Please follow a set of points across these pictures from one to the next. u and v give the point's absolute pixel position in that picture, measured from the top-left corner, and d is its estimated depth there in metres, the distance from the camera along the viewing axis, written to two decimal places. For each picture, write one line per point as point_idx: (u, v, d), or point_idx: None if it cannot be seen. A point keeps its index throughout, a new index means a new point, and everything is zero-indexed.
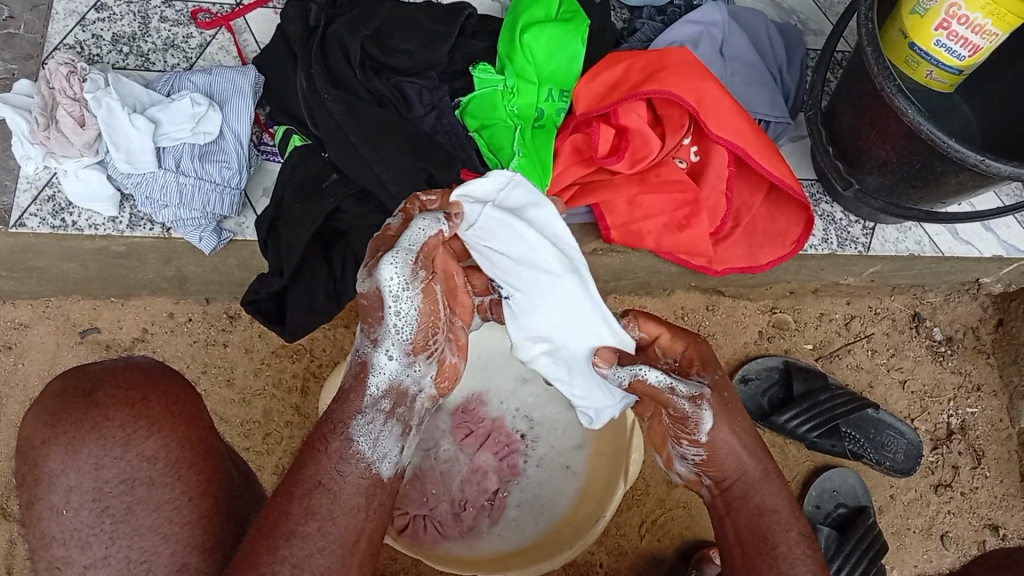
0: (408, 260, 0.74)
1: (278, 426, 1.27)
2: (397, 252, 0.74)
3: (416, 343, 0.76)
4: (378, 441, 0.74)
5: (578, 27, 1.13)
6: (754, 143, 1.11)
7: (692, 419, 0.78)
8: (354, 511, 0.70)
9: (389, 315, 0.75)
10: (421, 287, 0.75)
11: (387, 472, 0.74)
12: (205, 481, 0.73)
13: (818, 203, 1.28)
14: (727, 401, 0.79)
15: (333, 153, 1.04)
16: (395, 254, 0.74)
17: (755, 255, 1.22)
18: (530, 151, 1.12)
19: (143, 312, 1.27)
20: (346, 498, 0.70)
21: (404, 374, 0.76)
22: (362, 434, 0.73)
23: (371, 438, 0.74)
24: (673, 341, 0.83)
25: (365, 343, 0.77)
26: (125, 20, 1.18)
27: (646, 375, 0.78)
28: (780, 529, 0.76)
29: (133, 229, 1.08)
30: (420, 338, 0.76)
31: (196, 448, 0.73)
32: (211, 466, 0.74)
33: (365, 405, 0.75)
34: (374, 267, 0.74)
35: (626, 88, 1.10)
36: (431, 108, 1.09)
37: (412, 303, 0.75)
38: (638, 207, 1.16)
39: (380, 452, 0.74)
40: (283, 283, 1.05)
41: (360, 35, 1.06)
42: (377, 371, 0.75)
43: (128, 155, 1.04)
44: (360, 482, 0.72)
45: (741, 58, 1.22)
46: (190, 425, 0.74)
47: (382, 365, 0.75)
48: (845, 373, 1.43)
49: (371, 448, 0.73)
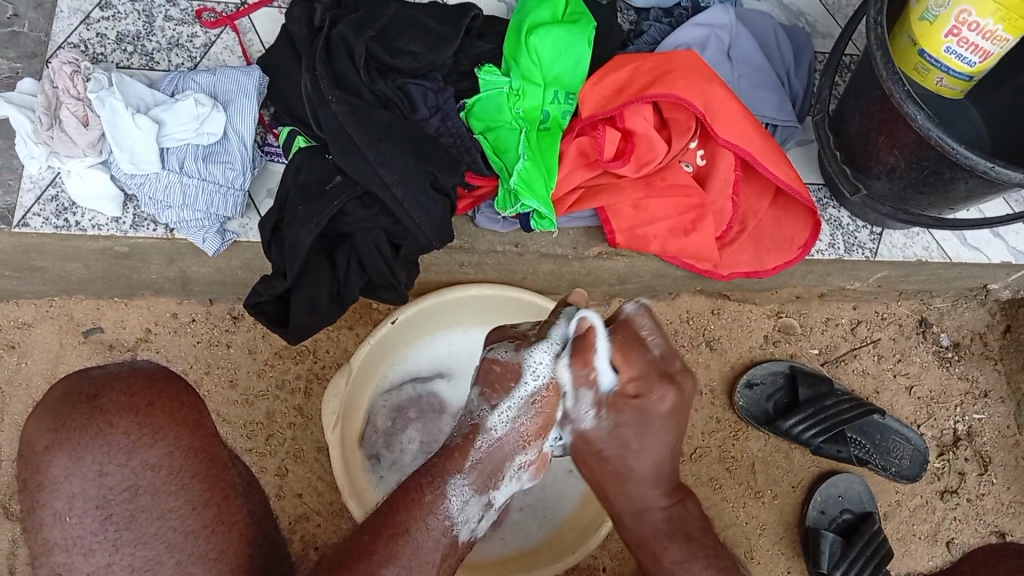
0: (555, 353, 0.89)
1: (282, 428, 1.26)
2: (550, 342, 0.89)
3: (529, 426, 0.88)
4: (466, 504, 0.84)
5: (584, 28, 1.13)
6: (761, 147, 1.11)
7: (589, 391, 0.89)
8: (432, 565, 0.79)
9: (522, 386, 0.88)
10: (555, 381, 0.89)
11: (464, 534, 0.84)
12: (210, 489, 0.72)
13: (825, 208, 1.27)
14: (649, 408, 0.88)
15: (336, 155, 1.01)
16: (547, 343, 0.89)
17: (762, 260, 1.22)
18: (535, 153, 1.10)
19: (146, 312, 1.27)
20: (426, 551, 0.79)
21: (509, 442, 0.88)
22: (455, 494, 0.83)
23: (461, 499, 0.84)
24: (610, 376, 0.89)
25: (481, 406, 0.88)
26: (129, 18, 1.18)
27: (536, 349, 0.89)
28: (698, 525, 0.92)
29: (136, 230, 1.08)
30: (534, 423, 0.89)
31: (207, 459, 0.73)
32: (215, 475, 0.73)
33: (465, 467, 0.85)
34: (523, 346, 0.90)
35: (634, 92, 1.10)
36: (435, 110, 1.09)
37: (538, 389, 0.88)
38: (645, 211, 1.15)
39: (464, 514, 0.83)
40: (286, 285, 1.03)
41: (364, 36, 1.05)
42: (489, 432, 0.87)
43: (131, 155, 1.03)
44: (440, 539, 0.81)
45: (749, 61, 1.22)
46: (192, 433, 0.73)
47: (494, 427, 0.87)
48: (851, 379, 1.43)
49: (459, 508, 0.83)
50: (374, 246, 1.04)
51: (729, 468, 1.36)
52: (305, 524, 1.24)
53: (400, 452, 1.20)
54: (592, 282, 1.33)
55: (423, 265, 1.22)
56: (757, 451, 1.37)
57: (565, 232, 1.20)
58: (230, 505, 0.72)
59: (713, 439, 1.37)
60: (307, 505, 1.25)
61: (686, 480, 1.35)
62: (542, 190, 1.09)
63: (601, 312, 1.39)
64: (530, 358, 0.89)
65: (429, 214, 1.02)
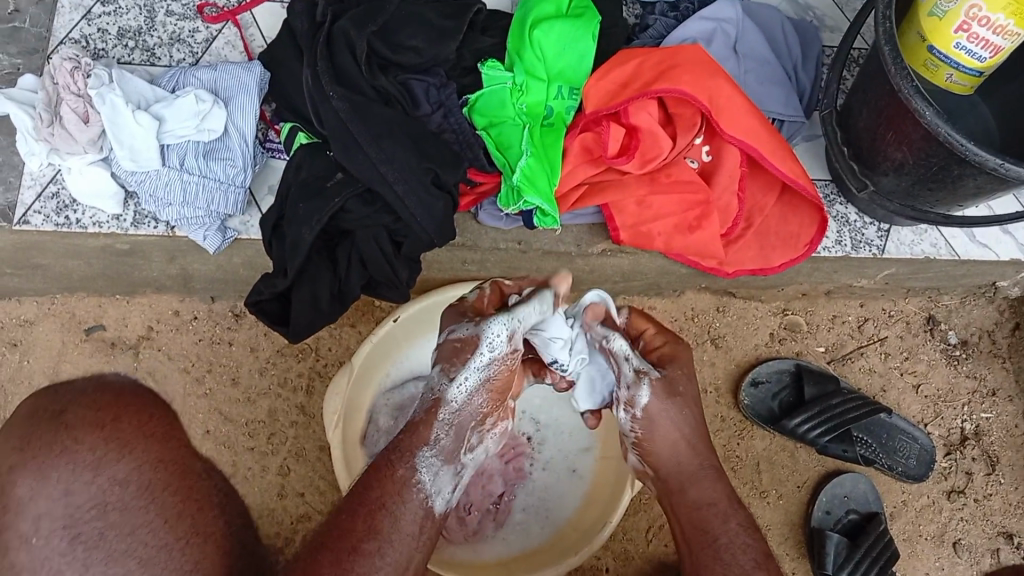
0: (514, 327, 0.90)
1: (284, 427, 1.26)
2: (509, 318, 0.90)
3: (487, 406, 0.91)
4: (436, 476, 0.86)
5: (589, 22, 1.14)
6: (767, 143, 1.11)
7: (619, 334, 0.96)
8: (410, 537, 0.81)
9: (478, 359, 0.89)
10: (509, 353, 0.91)
11: (438, 506, 0.86)
12: (185, 501, 0.45)
13: (831, 204, 1.26)
14: (674, 388, 0.93)
15: (337, 152, 0.98)
16: (506, 318, 0.90)
17: (767, 257, 1.22)
18: (539, 150, 1.09)
19: (148, 310, 1.27)
20: (408, 525, 0.82)
21: (470, 414, 0.90)
22: (425, 466, 0.85)
23: (432, 472, 0.85)
24: (655, 336, 0.98)
25: (441, 379, 0.90)
26: (131, 14, 1.17)
27: (491, 325, 0.90)
28: (721, 522, 0.88)
29: (137, 227, 1.07)
30: (490, 399, 0.91)
31: (191, 470, 0.45)
32: (192, 480, 0.45)
33: (431, 440, 0.87)
34: (483, 322, 0.91)
35: (638, 87, 1.09)
36: (437, 106, 1.07)
37: (495, 363, 0.90)
38: (648, 208, 1.14)
39: (436, 486, 0.85)
40: (287, 283, 1.02)
41: (367, 32, 1.02)
42: (450, 402, 0.89)
43: (132, 151, 1.02)
44: (417, 512, 0.83)
45: (755, 55, 1.20)
46: (165, 442, 0.44)
47: (455, 397, 0.89)
48: (857, 377, 1.42)
49: (431, 481, 0.85)
50: (376, 242, 1.03)
51: (733, 467, 1.35)
52: (307, 524, 1.24)
53: None
54: (595, 282, 1.31)
55: (425, 263, 1.20)
56: (761, 450, 1.36)
57: (568, 229, 1.19)
58: (191, 531, 0.46)
59: (718, 438, 1.36)
60: (309, 505, 1.24)
61: None
62: (545, 188, 1.08)
63: None
64: (487, 332, 0.90)
65: (431, 212, 1.00)
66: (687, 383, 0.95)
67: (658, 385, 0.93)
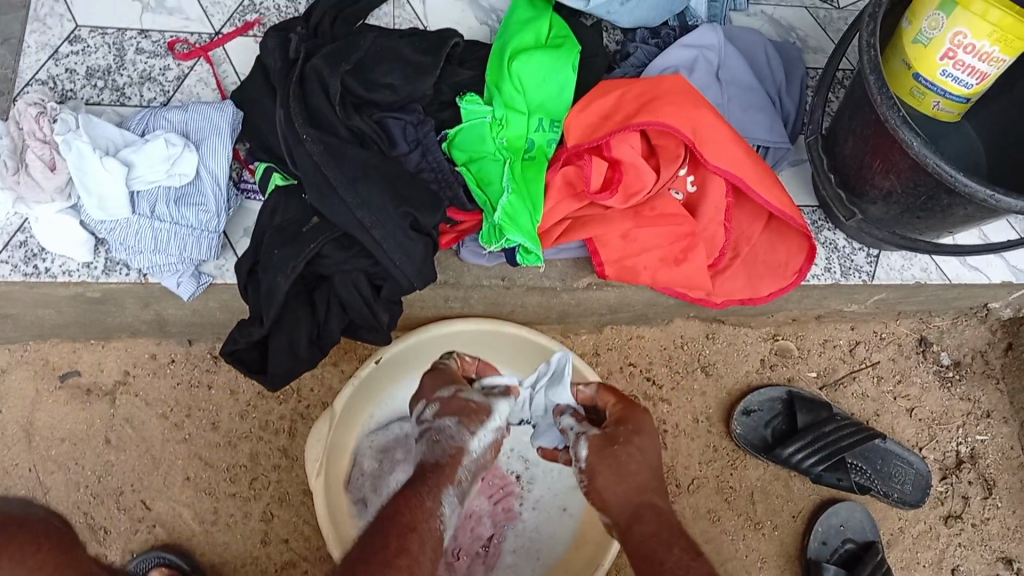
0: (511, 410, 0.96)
1: (266, 470, 1.23)
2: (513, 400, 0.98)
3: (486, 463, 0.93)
4: (453, 511, 0.87)
5: (569, 52, 1.13)
6: (752, 172, 1.09)
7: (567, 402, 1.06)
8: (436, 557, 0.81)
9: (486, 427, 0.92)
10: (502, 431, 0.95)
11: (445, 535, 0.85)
12: None
13: (819, 230, 1.24)
14: (613, 442, 0.90)
15: (311, 197, 0.95)
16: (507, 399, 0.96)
17: (756, 286, 1.19)
18: (520, 186, 1.07)
19: (123, 355, 1.23)
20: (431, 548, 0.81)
21: (479, 466, 0.92)
22: (450, 504, 0.86)
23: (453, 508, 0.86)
24: (620, 407, 0.96)
25: (457, 430, 0.90)
26: (100, 53, 1.15)
27: (496, 402, 0.95)
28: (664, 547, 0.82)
29: (108, 275, 1.04)
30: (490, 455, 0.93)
31: None
32: None
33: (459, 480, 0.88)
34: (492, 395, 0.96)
35: (620, 119, 1.07)
36: (415, 144, 1.04)
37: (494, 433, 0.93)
38: (633, 241, 1.12)
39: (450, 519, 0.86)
40: (263, 331, 0.99)
41: (340, 70, 1.00)
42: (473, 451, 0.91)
43: (100, 200, 0.98)
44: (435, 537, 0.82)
45: (739, 82, 1.19)
46: None
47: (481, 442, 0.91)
48: (850, 402, 1.40)
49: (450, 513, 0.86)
50: (354, 286, 1.00)
51: (726, 498, 1.32)
52: (292, 572, 1.21)
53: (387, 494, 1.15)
54: (581, 314, 1.29)
55: (406, 302, 1.17)
56: (755, 480, 1.34)
57: (552, 263, 1.16)
58: None
59: (711, 469, 1.34)
60: (294, 551, 1.22)
61: (684, 512, 1.31)
62: (527, 225, 1.05)
63: (593, 340, 1.35)
64: (496, 405, 0.95)
65: (409, 256, 0.97)
66: (639, 442, 0.91)
67: (603, 439, 0.91)
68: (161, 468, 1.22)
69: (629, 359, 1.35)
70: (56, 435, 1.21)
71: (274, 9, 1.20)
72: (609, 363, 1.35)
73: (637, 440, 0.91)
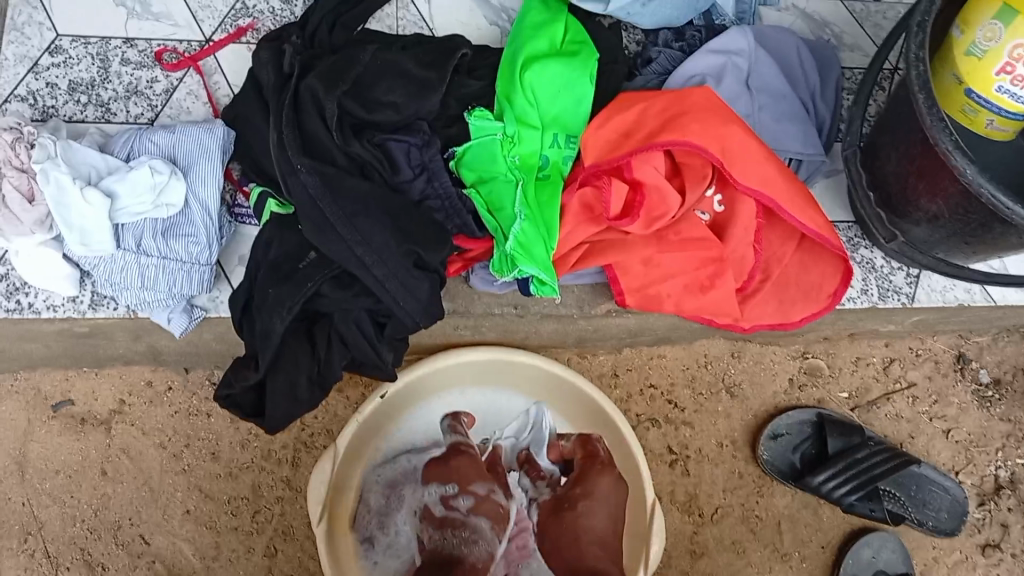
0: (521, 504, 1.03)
1: (269, 503, 1.18)
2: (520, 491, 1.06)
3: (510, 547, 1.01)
4: None
5: (585, 62, 1.04)
6: (785, 192, 1.00)
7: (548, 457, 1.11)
8: None
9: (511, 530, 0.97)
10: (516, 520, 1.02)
11: None
12: None
13: (856, 247, 1.15)
14: (564, 505, 0.97)
15: (308, 232, 0.88)
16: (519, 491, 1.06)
17: (787, 312, 1.11)
18: (533, 210, 0.99)
19: (118, 383, 1.17)
20: None
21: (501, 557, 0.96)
22: None
23: None
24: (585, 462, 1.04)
25: (485, 526, 0.94)
26: (82, 64, 1.07)
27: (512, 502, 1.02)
28: None
29: (95, 310, 0.98)
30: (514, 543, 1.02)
31: None
32: None
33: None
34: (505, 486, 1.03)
35: (642, 137, 0.98)
36: (420, 169, 0.96)
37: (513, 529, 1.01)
38: (656, 267, 1.04)
39: None
40: (258, 376, 0.92)
41: (338, 91, 0.91)
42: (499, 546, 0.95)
43: (82, 233, 0.91)
44: None
45: (771, 89, 1.09)
46: None
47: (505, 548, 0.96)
48: (883, 424, 1.32)
49: None
50: (355, 325, 0.94)
51: (753, 528, 1.26)
52: None
53: (396, 535, 1.09)
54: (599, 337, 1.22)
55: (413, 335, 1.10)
56: (782, 508, 1.28)
57: (569, 288, 1.09)
58: None
59: (735, 497, 1.27)
60: None
61: (707, 544, 1.25)
62: (541, 255, 0.98)
63: (611, 361, 1.28)
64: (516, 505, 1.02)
65: (414, 294, 0.89)
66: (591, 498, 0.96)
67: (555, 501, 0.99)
68: (160, 501, 1.17)
69: (649, 381, 1.28)
70: (50, 467, 1.16)
71: (268, 13, 1.11)
72: (628, 386, 1.28)
73: (583, 504, 0.95)
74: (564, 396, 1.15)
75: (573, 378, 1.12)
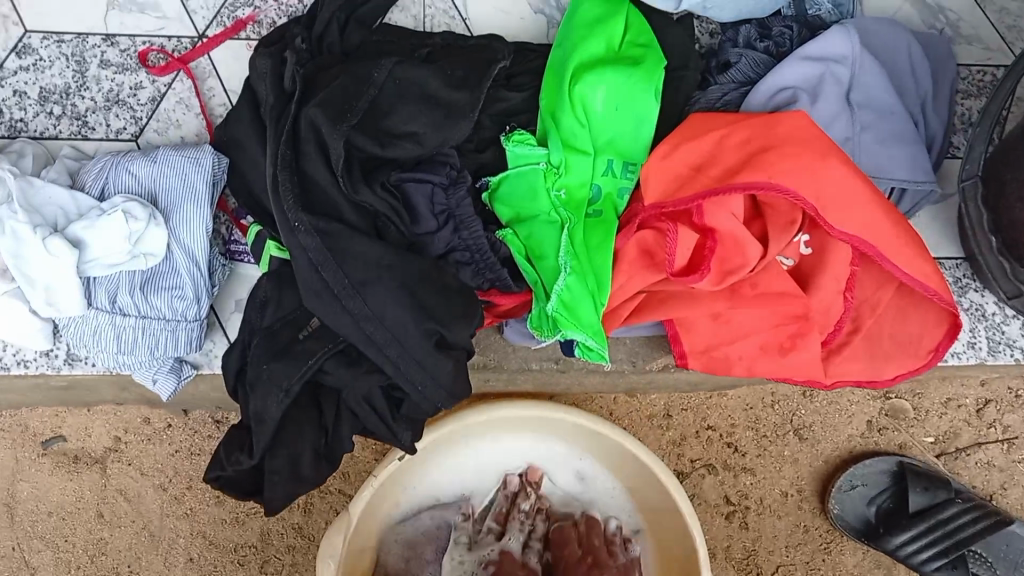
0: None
1: (279, 552, 1.07)
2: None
3: None
4: None
5: (651, 72, 0.85)
6: (891, 240, 0.80)
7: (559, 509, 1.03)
8: None
9: None
10: None
11: None
12: None
13: (965, 291, 0.98)
14: None
15: (309, 300, 0.73)
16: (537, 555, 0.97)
17: (877, 370, 0.93)
18: (581, 260, 0.82)
19: (113, 419, 1.06)
20: None
21: None
22: None
23: None
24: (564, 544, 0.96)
25: None
26: (55, 68, 0.91)
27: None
28: None
29: (72, 366, 0.86)
30: None
31: None
32: None
33: None
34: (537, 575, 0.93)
35: (717, 175, 0.80)
36: (444, 215, 0.80)
37: None
38: (726, 324, 0.89)
39: None
40: (253, 463, 0.80)
41: (346, 126, 0.74)
42: None
43: (47, 292, 0.77)
44: None
45: (876, 105, 0.88)
46: None
47: None
48: (972, 473, 1.16)
49: None
50: (368, 403, 0.79)
51: None
52: None
53: None
54: (652, 385, 1.06)
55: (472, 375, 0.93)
56: (852, 567, 1.15)
57: (620, 339, 0.95)
58: None
59: (799, 554, 1.14)
60: None
61: None
62: (588, 318, 0.82)
63: (664, 400, 1.13)
64: None
65: (435, 379, 0.75)
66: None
67: None
68: (161, 548, 1.07)
69: (707, 423, 1.14)
70: (42, 509, 1.06)
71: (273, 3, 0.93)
72: (682, 428, 1.13)
73: None
74: (608, 448, 1.01)
75: (620, 438, 0.96)
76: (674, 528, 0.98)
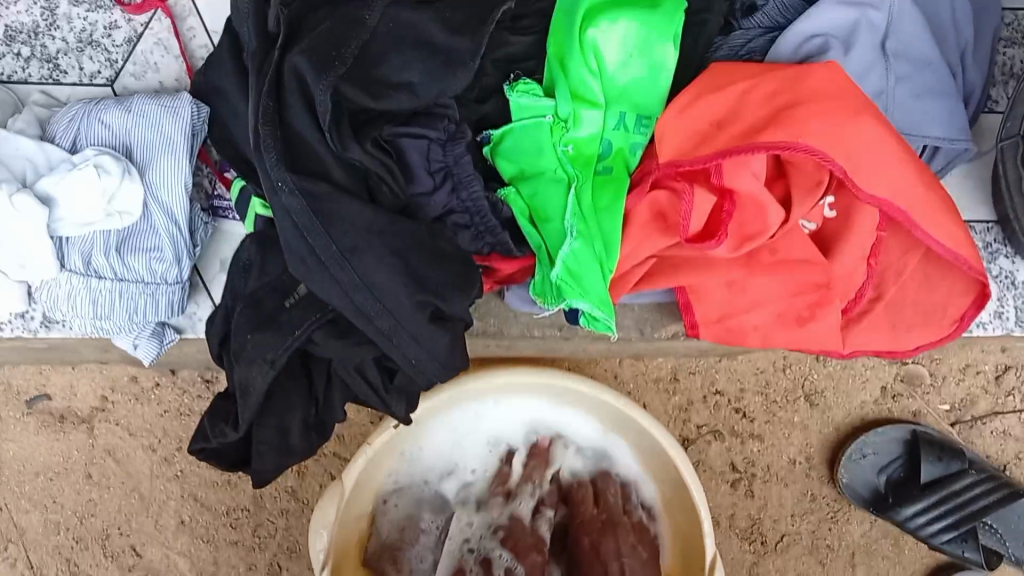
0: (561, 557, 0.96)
1: (272, 516, 1.04)
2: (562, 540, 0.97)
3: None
4: None
5: (670, 17, 0.76)
6: (924, 205, 0.73)
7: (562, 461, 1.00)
8: None
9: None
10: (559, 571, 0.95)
11: None
12: None
13: (995, 256, 0.92)
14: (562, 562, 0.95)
15: (293, 266, 0.68)
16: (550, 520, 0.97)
17: (901, 339, 0.86)
18: (588, 223, 0.76)
19: (99, 377, 1.02)
20: None
21: None
22: None
23: None
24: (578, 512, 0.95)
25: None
26: (21, 4, 0.84)
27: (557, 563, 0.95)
28: None
29: (48, 329, 0.81)
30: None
31: None
32: None
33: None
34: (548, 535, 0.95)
35: (739, 132, 0.73)
36: (443, 172, 0.75)
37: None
38: (741, 293, 0.84)
39: None
40: (238, 436, 0.76)
41: (333, 75, 0.66)
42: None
43: (16, 253, 0.72)
44: None
45: (913, 56, 0.81)
46: None
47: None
48: (987, 442, 1.11)
49: None
50: (359, 372, 0.75)
51: (823, 559, 1.11)
52: None
53: None
54: (659, 351, 1.02)
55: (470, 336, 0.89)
56: (859, 537, 1.11)
57: (629, 305, 0.91)
58: None
59: (805, 523, 1.11)
60: None
61: None
62: (595, 286, 0.77)
63: (671, 364, 1.08)
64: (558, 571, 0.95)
65: (430, 350, 0.70)
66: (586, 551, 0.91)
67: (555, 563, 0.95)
68: (150, 510, 1.04)
69: (715, 387, 1.09)
70: (29, 469, 1.03)
71: None
72: (689, 393, 1.09)
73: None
74: (610, 414, 0.96)
75: (626, 408, 0.91)
76: (678, 498, 0.94)
